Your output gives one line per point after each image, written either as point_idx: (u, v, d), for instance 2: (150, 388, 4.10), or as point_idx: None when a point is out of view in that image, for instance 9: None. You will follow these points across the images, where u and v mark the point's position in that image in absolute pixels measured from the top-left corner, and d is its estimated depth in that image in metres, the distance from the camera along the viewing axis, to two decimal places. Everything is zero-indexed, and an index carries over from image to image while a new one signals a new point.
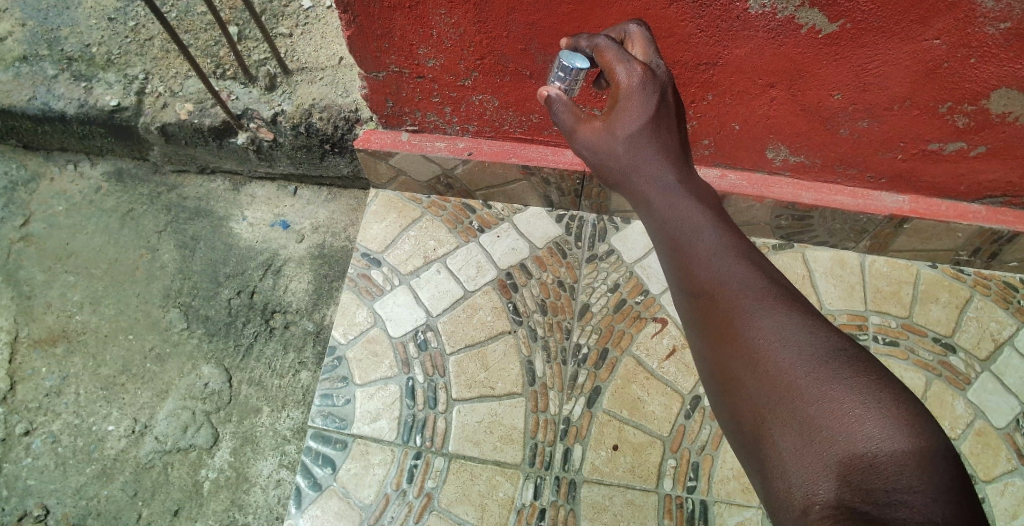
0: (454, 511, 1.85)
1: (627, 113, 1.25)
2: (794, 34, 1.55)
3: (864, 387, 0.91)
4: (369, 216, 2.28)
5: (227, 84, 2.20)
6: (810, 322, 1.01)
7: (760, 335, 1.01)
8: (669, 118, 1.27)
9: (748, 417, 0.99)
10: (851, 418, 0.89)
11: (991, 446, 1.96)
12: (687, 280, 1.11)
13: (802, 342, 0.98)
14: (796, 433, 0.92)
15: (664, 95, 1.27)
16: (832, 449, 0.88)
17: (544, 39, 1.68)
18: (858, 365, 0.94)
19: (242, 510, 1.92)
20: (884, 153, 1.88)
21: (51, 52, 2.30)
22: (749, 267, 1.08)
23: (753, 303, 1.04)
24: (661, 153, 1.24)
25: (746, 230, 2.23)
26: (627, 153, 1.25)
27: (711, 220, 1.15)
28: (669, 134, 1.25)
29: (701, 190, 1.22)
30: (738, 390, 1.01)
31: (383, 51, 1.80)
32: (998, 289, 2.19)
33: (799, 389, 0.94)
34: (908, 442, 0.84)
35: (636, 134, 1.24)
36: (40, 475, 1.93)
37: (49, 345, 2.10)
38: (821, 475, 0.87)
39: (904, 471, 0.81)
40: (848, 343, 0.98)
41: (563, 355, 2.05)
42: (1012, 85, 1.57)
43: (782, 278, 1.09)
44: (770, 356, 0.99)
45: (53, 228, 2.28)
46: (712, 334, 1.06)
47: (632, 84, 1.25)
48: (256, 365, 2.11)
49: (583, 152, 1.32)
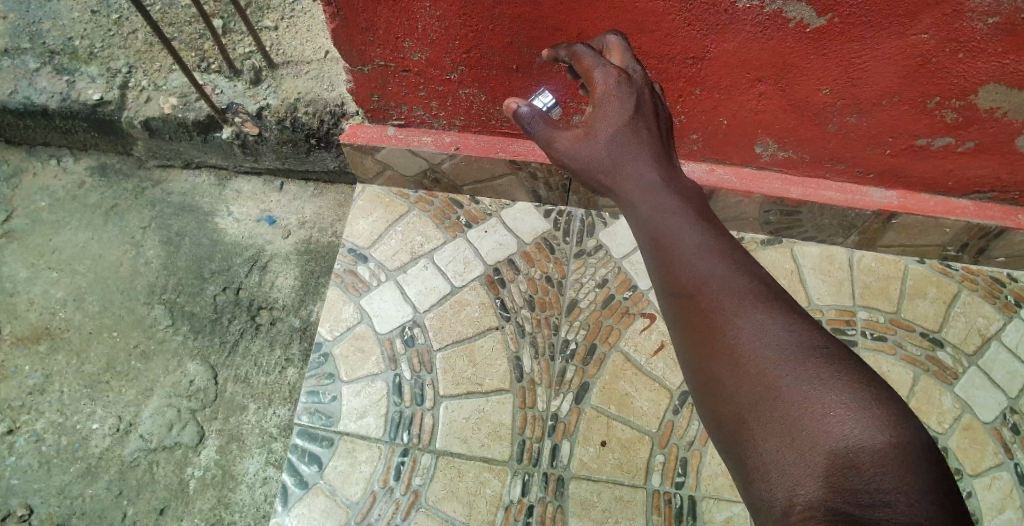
0: (442, 508, 1.84)
1: (605, 115, 1.27)
2: (783, 28, 1.54)
3: (845, 386, 0.91)
4: (355, 211, 2.26)
5: (212, 78, 2.17)
6: (791, 319, 1.00)
7: (741, 334, 1.00)
8: (647, 121, 1.28)
9: (730, 419, 0.98)
10: (831, 417, 0.88)
11: (978, 441, 1.96)
12: (668, 279, 1.10)
13: (783, 340, 0.98)
14: (778, 433, 0.92)
15: (641, 98, 1.29)
16: (814, 449, 0.87)
17: (530, 33, 1.66)
18: (840, 363, 0.94)
19: (228, 509, 1.91)
20: (873, 149, 1.87)
21: (33, 45, 2.26)
22: (730, 264, 1.07)
23: (733, 302, 1.03)
24: (642, 154, 1.24)
25: (735, 225, 2.23)
26: (606, 156, 1.26)
27: (693, 219, 1.14)
28: (648, 135, 1.26)
29: (683, 189, 1.22)
30: (719, 389, 1.00)
31: (368, 45, 1.77)
32: (986, 284, 2.19)
33: (780, 388, 0.94)
34: (889, 441, 0.84)
35: (615, 135, 1.26)
36: (24, 474, 1.91)
37: (32, 343, 2.07)
38: (804, 476, 0.86)
39: (886, 471, 0.81)
40: (829, 340, 0.98)
41: (551, 350, 2.04)
42: (1001, 80, 1.56)
43: (765, 277, 1.08)
44: (751, 356, 0.98)
45: (36, 224, 2.25)
46: (694, 334, 1.06)
47: (608, 88, 1.28)
48: (242, 362, 2.09)
49: (563, 158, 1.33)
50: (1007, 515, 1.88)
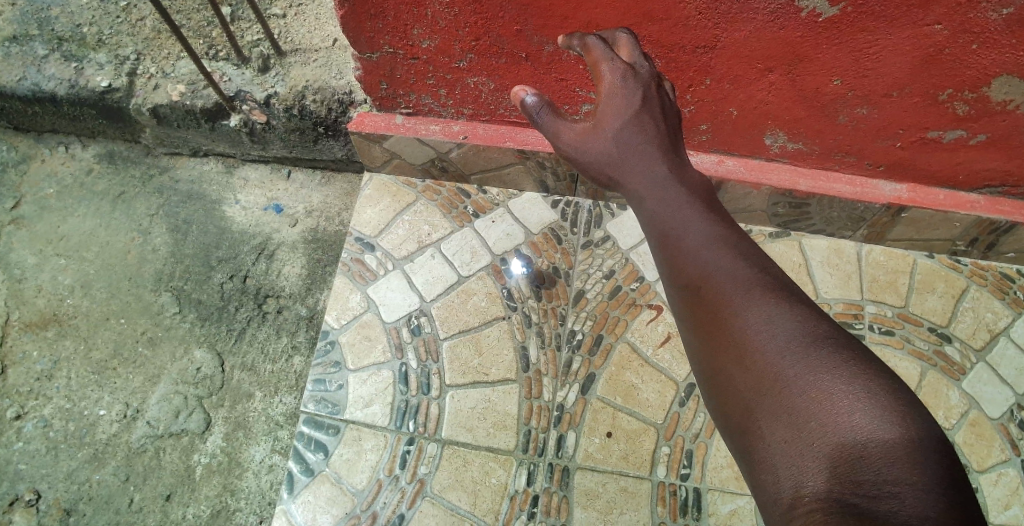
0: (447, 497, 1.85)
1: (613, 107, 1.28)
2: (794, 17, 1.52)
3: (853, 377, 0.90)
4: (362, 200, 2.26)
5: (220, 66, 2.16)
6: (798, 310, 1.00)
7: (749, 324, 0.99)
8: (654, 113, 1.28)
9: (736, 411, 0.97)
10: (839, 409, 0.88)
11: (985, 437, 1.95)
12: (675, 270, 1.09)
13: (790, 331, 0.97)
14: (785, 425, 0.91)
15: (647, 91, 1.30)
16: (821, 441, 0.87)
17: (540, 21, 1.66)
18: (846, 355, 0.93)
19: (234, 496, 1.91)
20: (883, 141, 1.86)
21: (41, 32, 2.25)
22: (737, 255, 1.07)
23: (741, 292, 1.02)
24: (650, 145, 1.24)
25: (743, 218, 2.22)
26: (615, 148, 1.26)
27: (699, 210, 1.14)
28: (655, 127, 1.26)
29: (691, 180, 1.21)
30: (726, 382, 0.99)
31: (376, 32, 1.77)
32: (995, 279, 2.18)
33: (786, 379, 0.93)
34: (897, 434, 0.83)
35: (623, 127, 1.26)
36: (31, 459, 1.92)
37: (39, 329, 2.08)
38: (810, 469, 0.85)
39: (893, 463, 0.81)
40: (837, 332, 0.97)
41: (557, 340, 2.04)
42: (1013, 72, 1.54)
43: (774, 268, 1.07)
44: (757, 347, 0.97)
45: (43, 212, 2.25)
46: (700, 325, 1.05)
47: (615, 82, 1.30)
48: (248, 349, 2.10)
49: (571, 152, 1.33)
50: (1012, 512, 1.87)
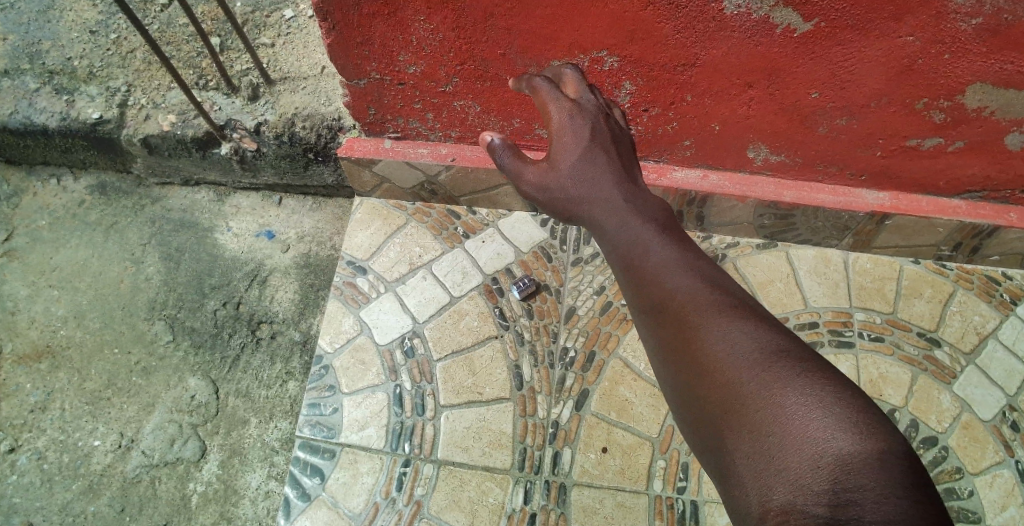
0: (445, 517, 1.85)
1: (565, 146, 1.32)
2: (770, 33, 1.56)
3: (807, 387, 0.91)
4: (353, 224, 2.28)
5: (210, 95, 2.18)
6: (752, 324, 1.02)
7: (706, 341, 1.02)
8: (603, 145, 1.33)
9: (705, 430, 0.98)
10: (796, 421, 0.89)
11: (978, 440, 1.96)
12: (637, 299, 1.12)
13: (744, 349, 0.99)
14: (748, 440, 0.91)
15: (596, 125, 1.35)
16: (782, 453, 0.87)
17: (522, 43, 1.69)
18: (800, 366, 0.95)
19: (231, 523, 1.91)
20: (863, 150, 1.89)
21: (33, 65, 2.27)
22: (693, 276, 1.10)
23: (695, 316, 1.05)
24: (605, 178, 1.28)
25: (730, 229, 2.25)
26: (572, 185, 1.29)
27: (653, 234, 1.17)
28: (606, 158, 1.30)
29: (645, 205, 1.25)
30: (693, 403, 1.01)
31: (363, 58, 1.80)
32: (981, 283, 2.21)
33: (744, 396, 0.94)
34: (852, 441, 0.84)
35: (576, 162, 1.30)
36: (25, 492, 1.91)
37: (33, 361, 2.08)
38: (774, 482, 0.86)
39: (851, 470, 0.82)
40: (790, 344, 0.99)
41: (551, 358, 2.05)
42: (986, 79, 1.58)
43: (729, 287, 1.10)
44: (716, 368, 0.99)
45: (36, 243, 2.27)
46: (665, 351, 1.06)
47: (563, 120, 1.35)
48: (243, 376, 2.10)
49: (533, 195, 1.36)
50: (1009, 513, 1.87)
